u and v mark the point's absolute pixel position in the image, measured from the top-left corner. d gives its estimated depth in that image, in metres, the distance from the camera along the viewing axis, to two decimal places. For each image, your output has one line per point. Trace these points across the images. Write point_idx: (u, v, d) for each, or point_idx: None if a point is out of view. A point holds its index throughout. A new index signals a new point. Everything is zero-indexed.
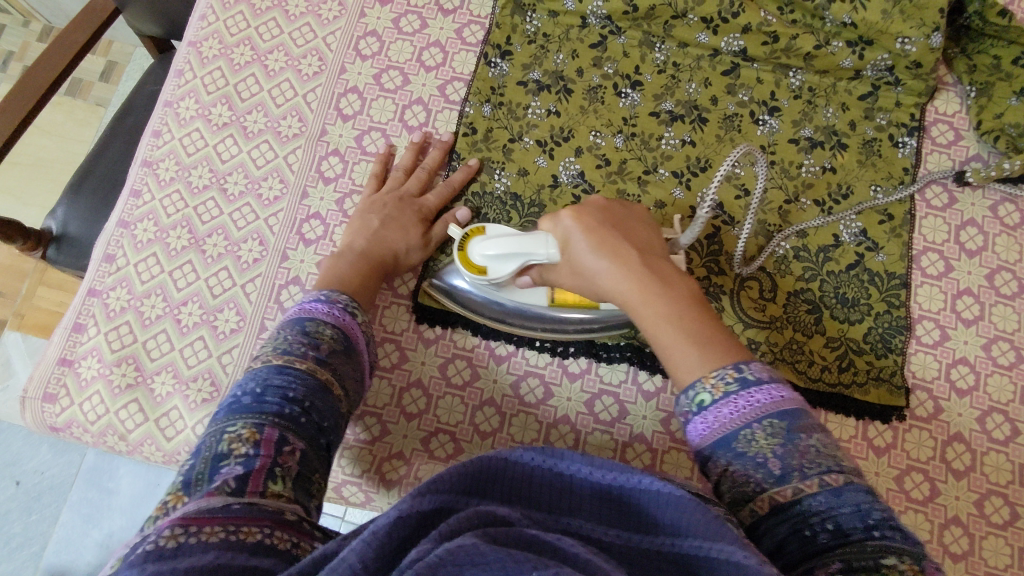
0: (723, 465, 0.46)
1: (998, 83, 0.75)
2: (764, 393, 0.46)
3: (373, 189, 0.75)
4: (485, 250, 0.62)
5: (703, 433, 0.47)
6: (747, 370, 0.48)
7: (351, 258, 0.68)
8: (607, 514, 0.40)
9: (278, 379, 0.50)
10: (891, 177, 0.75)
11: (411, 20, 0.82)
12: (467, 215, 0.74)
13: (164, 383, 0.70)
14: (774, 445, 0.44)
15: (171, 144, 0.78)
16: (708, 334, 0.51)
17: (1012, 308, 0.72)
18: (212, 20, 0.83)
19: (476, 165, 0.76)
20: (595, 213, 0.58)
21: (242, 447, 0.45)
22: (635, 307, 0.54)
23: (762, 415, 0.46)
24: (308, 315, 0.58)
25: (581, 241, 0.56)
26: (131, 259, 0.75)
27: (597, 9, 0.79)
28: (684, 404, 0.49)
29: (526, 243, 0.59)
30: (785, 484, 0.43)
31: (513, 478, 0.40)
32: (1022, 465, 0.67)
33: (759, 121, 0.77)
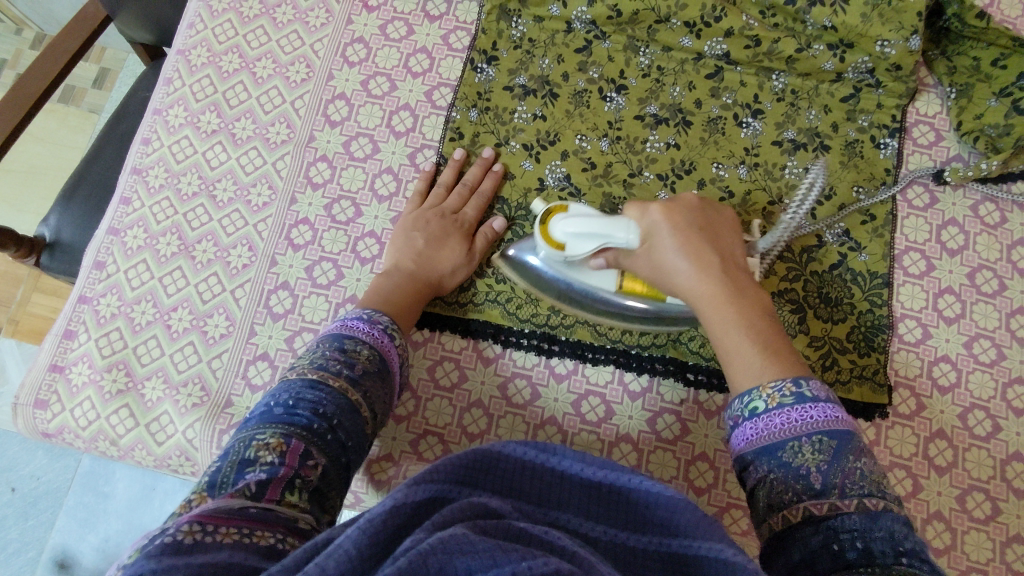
0: (764, 473, 0.48)
1: (978, 85, 0.76)
2: (818, 410, 0.48)
3: (415, 207, 0.75)
4: (566, 230, 0.62)
5: (751, 438, 0.50)
6: (806, 386, 0.49)
7: (398, 281, 0.69)
8: (597, 511, 0.43)
9: (312, 394, 0.50)
10: (873, 178, 0.76)
11: (398, 27, 0.83)
12: (504, 225, 0.75)
13: (154, 388, 0.71)
14: (819, 461, 0.46)
15: (161, 151, 0.79)
16: (775, 348, 0.53)
17: (992, 306, 0.73)
18: (200, 28, 0.83)
19: (501, 170, 0.77)
20: (683, 212, 0.60)
21: (269, 455, 0.45)
22: (707, 311, 0.56)
23: (812, 430, 0.47)
24: (347, 331, 0.59)
25: (663, 238, 0.59)
26: (121, 265, 0.75)
27: (581, 15, 0.80)
28: (736, 409, 0.52)
29: (608, 226, 0.60)
30: (825, 499, 0.45)
31: (506, 471, 0.44)
32: (1003, 461, 0.68)
33: (743, 124, 0.78)
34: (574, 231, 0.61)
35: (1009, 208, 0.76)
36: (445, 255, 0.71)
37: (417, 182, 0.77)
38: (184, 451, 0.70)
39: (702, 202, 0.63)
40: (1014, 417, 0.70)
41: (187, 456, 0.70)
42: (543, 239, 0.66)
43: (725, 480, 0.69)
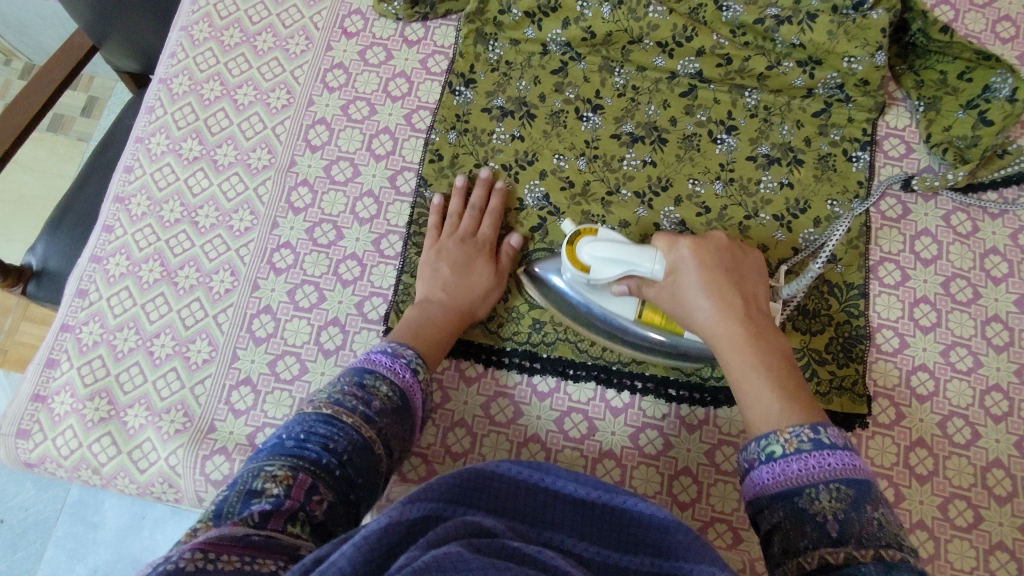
0: (780, 518, 0.48)
1: (945, 97, 0.78)
2: (836, 458, 0.48)
3: (433, 237, 0.76)
4: (594, 253, 0.64)
5: (768, 481, 0.50)
6: (824, 433, 0.50)
7: (435, 314, 0.69)
8: (589, 532, 0.44)
9: (324, 430, 0.50)
10: (846, 191, 0.77)
11: (377, 52, 0.84)
12: (522, 241, 0.76)
13: (137, 415, 0.71)
14: (837, 508, 0.45)
15: (143, 179, 0.80)
16: (791, 391, 0.55)
17: (967, 314, 0.74)
18: (181, 57, 0.84)
19: (504, 187, 0.78)
20: (713, 255, 0.63)
21: (276, 487, 0.45)
22: (728, 352, 0.59)
23: (829, 476, 0.47)
24: (370, 366, 0.60)
25: (689, 281, 0.62)
26: (103, 293, 0.75)
27: (556, 37, 0.81)
28: (753, 452, 0.52)
29: (636, 254, 0.63)
30: (842, 547, 0.43)
31: (498, 490, 0.45)
32: (984, 468, 0.69)
33: (718, 140, 0.79)
34: (603, 253, 0.63)
35: (980, 218, 0.77)
36: (477, 278, 0.73)
37: (428, 213, 0.77)
38: (167, 478, 0.70)
39: (734, 246, 0.66)
40: (992, 424, 0.70)
41: (170, 482, 0.70)
42: (568, 260, 0.66)
43: (708, 493, 0.69)
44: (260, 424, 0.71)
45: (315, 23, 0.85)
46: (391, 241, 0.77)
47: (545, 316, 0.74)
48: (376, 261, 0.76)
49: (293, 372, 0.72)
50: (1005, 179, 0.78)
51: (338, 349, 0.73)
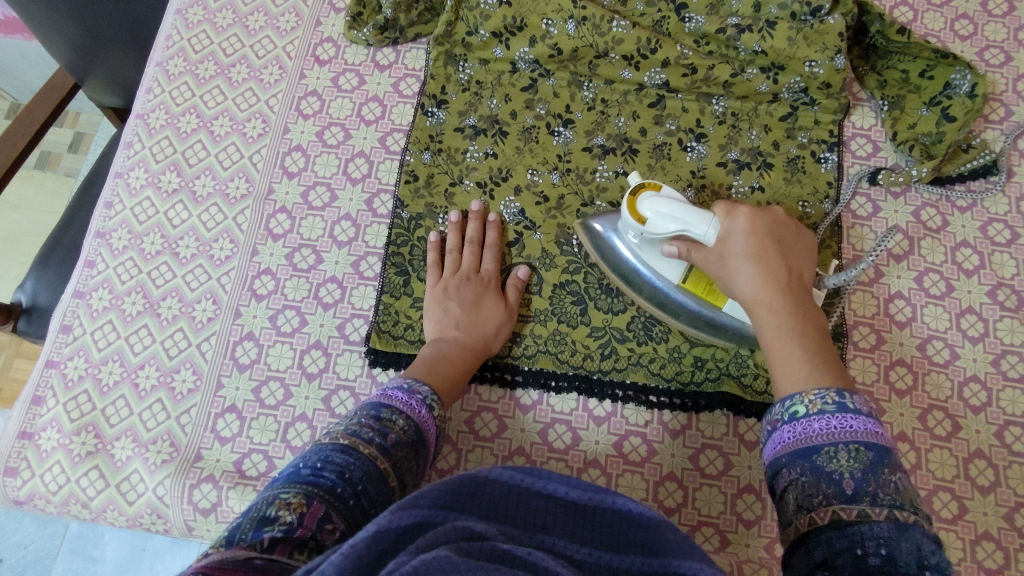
0: (797, 475, 0.48)
1: (908, 95, 0.80)
2: (859, 421, 0.48)
3: (438, 277, 0.76)
4: (656, 208, 0.66)
5: (789, 440, 0.50)
6: (849, 398, 0.49)
7: (450, 353, 0.70)
8: (581, 534, 0.45)
9: (340, 459, 0.51)
10: (817, 192, 0.78)
11: (350, 78, 0.85)
12: (528, 273, 0.76)
13: (124, 448, 0.71)
14: (853, 468, 0.46)
15: (123, 214, 0.81)
16: (824, 360, 0.54)
17: (942, 307, 0.75)
18: (158, 92, 0.86)
19: (497, 219, 0.78)
20: (764, 225, 0.63)
21: (288, 514, 0.44)
22: (764, 317, 0.59)
23: (848, 437, 0.47)
24: (386, 401, 0.60)
25: (734, 250, 0.62)
26: (87, 327, 0.76)
27: (524, 55, 0.83)
28: (777, 413, 0.52)
29: (695, 216, 0.64)
30: (855, 505, 0.44)
31: (492, 494, 0.46)
32: (966, 459, 0.69)
33: (688, 148, 0.80)
34: (665, 207, 0.66)
35: (949, 212, 0.78)
36: (484, 314, 0.73)
37: (428, 254, 0.78)
38: (155, 509, 0.70)
39: (789, 222, 0.66)
40: (972, 415, 0.71)
41: (158, 513, 0.70)
42: (626, 211, 0.68)
43: (694, 498, 0.69)
44: (246, 449, 0.71)
45: (288, 53, 0.87)
46: (369, 263, 0.78)
47: (525, 329, 0.75)
48: (356, 283, 0.77)
49: (278, 397, 0.73)
50: (971, 173, 0.79)
51: (322, 372, 0.74)
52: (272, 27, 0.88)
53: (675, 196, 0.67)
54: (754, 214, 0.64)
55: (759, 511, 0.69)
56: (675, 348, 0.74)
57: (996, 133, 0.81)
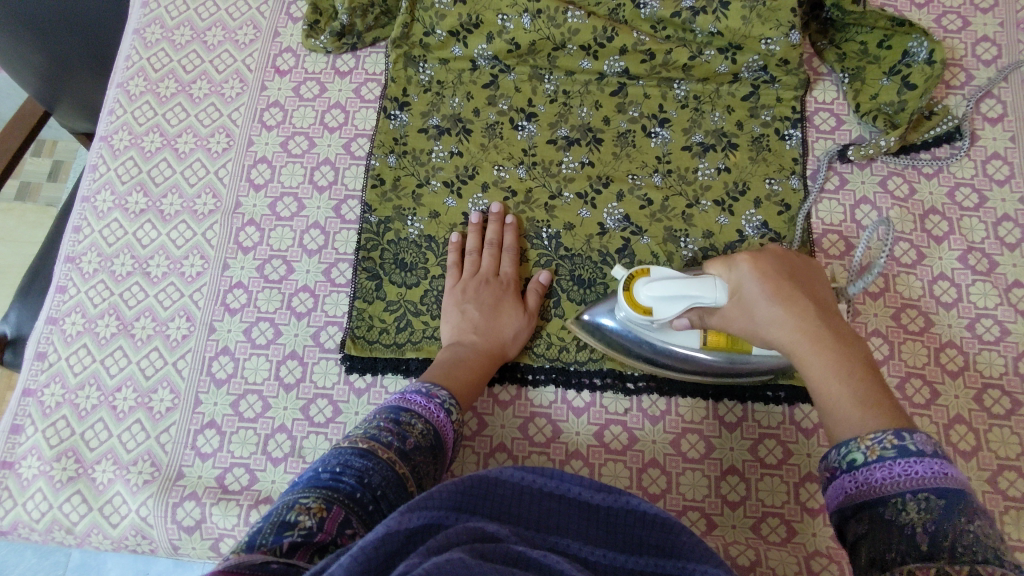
0: (866, 528, 0.45)
1: (868, 67, 0.80)
2: (924, 466, 0.44)
3: (457, 278, 0.75)
4: (651, 293, 0.63)
5: (853, 492, 0.47)
6: (909, 439, 0.46)
7: (467, 357, 0.69)
8: (594, 534, 0.44)
9: (360, 463, 0.50)
10: (783, 169, 0.78)
11: (311, 87, 0.85)
12: (549, 278, 0.76)
13: (105, 471, 0.71)
14: (925, 520, 0.42)
15: (92, 237, 0.81)
16: (875, 394, 0.51)
17: (914, 275, 0.75)
18: (120, 113, 0.86)
19: (515, 221, 0.78)
20: (773, 263, 0.61)
21: (308, 519, 0.43)
22: (805, 361, 0.55)
23: (917, 486, 0.44)
24: (404, 405, 0.59)
25: (752, 298, 0.59)
26: (62, 353, 0.76)
27: (483, 52, 0.83)
28: (833, 460, 0.49)
29: (693, 288, 0.60)
30: (932, 561, 0.40)
31: (505, 496, 0.44)
32: (947, 425, 0.69)
33: (652, 134, 0.80)
34: (659, 296, 0.62)
35: (916, 179, 0.78)
36: (505, 319, 0.72)
37: (448, 255, 0.77)
38: (139, 530, 0.70)
39: (793, 254, 0.63)
40: (950, 380, 0.71)
41: (143, 534, 0.70)
42: (628, 305, 0.65)
43: (678, 482, 0.69)
44: (227, 464, 0.71)
45: (248, 65, 0.87)
46: (341, 269, 0.78)
47: None
48: (328, 290, 0.77)
49: (256, 410, 0.73)
50: (936, 139, 0.79)
51: (299, 382, 0.74)
52: (230, 40, 0.88)
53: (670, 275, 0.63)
54: (759, 254, 0.61)
55: (743, 492, 0.69)
56: None
57: (958, 98, 0.81)
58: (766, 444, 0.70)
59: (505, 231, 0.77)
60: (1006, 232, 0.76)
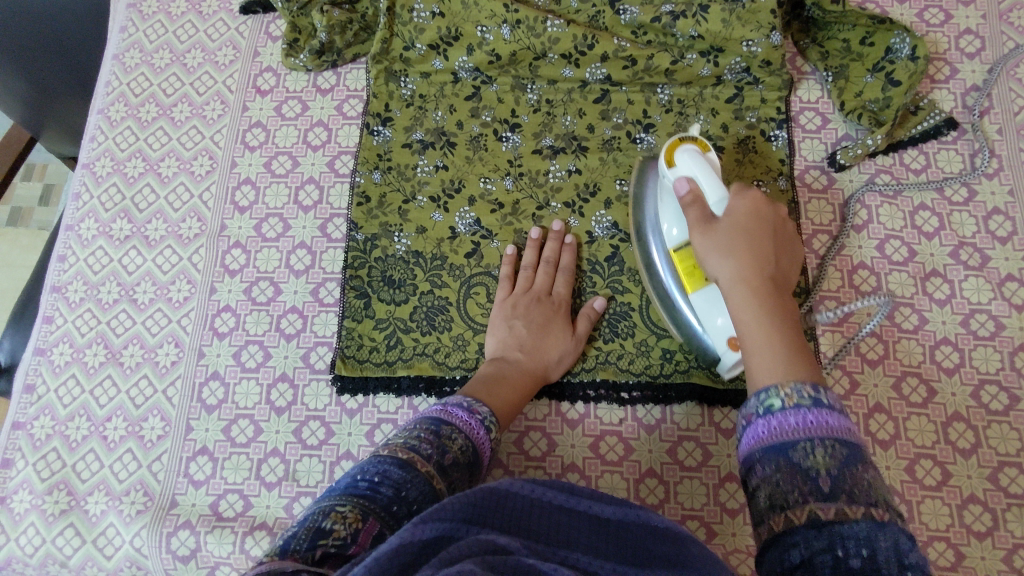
0: (771, 471, 0.43)
1: (851, 64, 0.79)
2: (835, 417, 0.43)
3: (508, 292, 0.74)
4: (688, 158, 0.64)
5: (764, 436, 0.45)
6: (824, 394, 0.45)
7: (511, 374, 0.68)
8: (606, 549, 0.42)
9: (399, 474, 0.48)
10: (770, 170, 0.77)
11: (293, 105, 0.85)
12: (604, 304, 0.74)
13: (97, 502, 0.70)
14: (829, 465, 0.41)
15: (77, 265, 0.80)
16: (801, 356, 0.50)
17: (906, 273, 0.74)
18: (101, 139, 0.85)
19: (575, 242, 0.76)
20: (768, 216, 0.59)
21: (342, 530, 0.43)
22: (742, 307, 0.54)
23: (825, 432, 0.42)
24: (447, 417, 0.58)
25: (721, 235, 0.58)
26: (50, 384, 0.75)
27: (463, 64, 0.82)
28: (752, 407, 0.47)
29: (710, 179, 0.62)
30: (832, 503, 0.40)
31: (515, 509, 0.43)
32: (944, 423, 0.69)
33: (637, 140, 0.80)
34: (690, 165, 0.63)
35: (904, 176, 0.78)
36: (553, 341, 0.71)
37: (502, 267, 0.76)
38: (134, 561, 0.69)
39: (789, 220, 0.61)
40: (946, 377, 0.70)
41: (138, 565, 0.69)
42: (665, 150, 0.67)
43: (676, 492, 0.69)
44: (221, 491, 0.70)
45: (228, 86, 0.86)
46: (328, 289, 0.77)
47: None
48: (317, 310, 0.77)
49: (248, 434, 0.72)
50: (924, 134, 0.78)
51: (290, 405, 0.73)
52: (210, 62, 0.87)
53: (713, 162, 0.64)
54: (762, 202, 0.59)
55: (742, 499, 0.68)
56: (642, 342, 0.73)
57: (943, 92, 0.80)
58: None
59: (563, 250, 0.76)
60: (996, 225, 0.75)
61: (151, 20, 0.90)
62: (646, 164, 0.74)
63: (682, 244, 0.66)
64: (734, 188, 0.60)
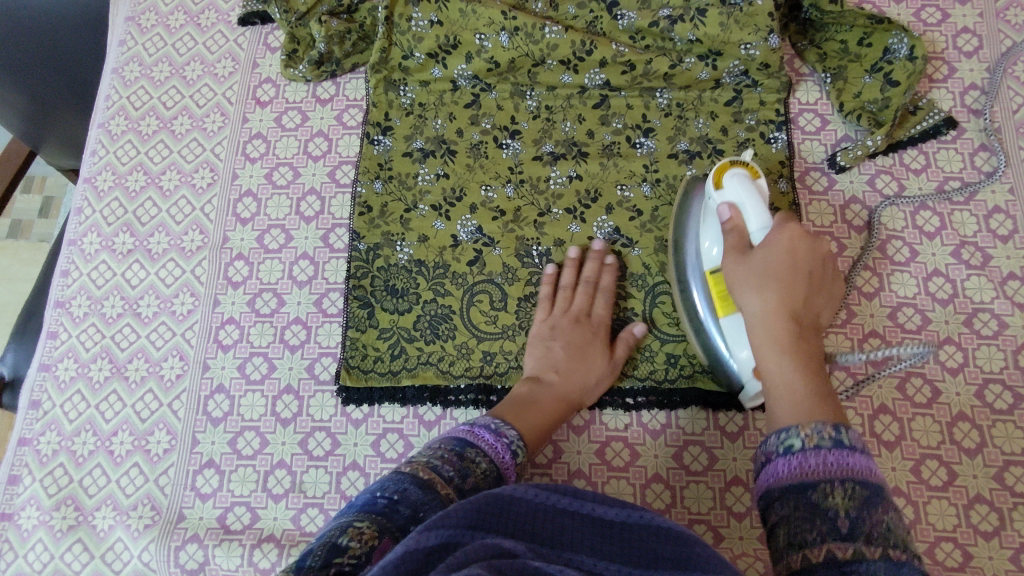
0: (789, 510, 0.44)
1: (850, 65, 0.79)
2: (856, 460, 0.45)
3: (545, 313, 0.74)
4: (735, 184, 0.63)
5: (784, 474, 0.46)
6: (846, 433, 0.46)
7: (545, 398, 0.68)
8: (609, 550, 0.43)
9: (417, 495, 0.49)
10: (771, 173, 0.77)
11: (292, 116, 0.85)
12: (644, 330, 0.73)
13: (105, 517, 0.71)
14: (848, 506, 0.42)
15: (80, 280, 0.80)
16: (823, 400, 0.51)
17: (908, 273, 0.74)
18: (102, 154, 0.85)
19: (615, 262, 0.75)
20: (807, 251, 0.58)
21: (360, 547, 0.43)
22: (767, 345, 0.55)
23: (845, 474, 0.44)
24: (472, 440, 0.59)
25: (757, 271, 0.57)
26: (56, 400, 0.75)
27: (462, 72, 0.82)
28: (771, 444, 0.49)
29: (754, 211, 0.61)
30: (851, 542, 0.41)
31: (519, 513, 0.43)
32: (950, 423, 0.69)
33: (637, 145, 0.80)
34: (738, 188, 0.63)
35: (904, 176, 0.78)
36: (589, 364, 0.70)
37: (541, 285, 0.76)
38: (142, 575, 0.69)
39: (828, 256, 0.60)
40: (950, 377, 0.70)
41: None
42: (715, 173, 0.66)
43: (682, 497, 0.69)
44: (229, 503, 0.71)
45: (228, 98, 0.86)
46: (332, 299, 0.77)
47: (495, 346, 0.74)
48: (321, 321, 0.77)
49: (254, 446, 0.72)
50: (923, 134, 0.78)
51: (296, 416, 0.73)
52: (209, 74, 0.88)
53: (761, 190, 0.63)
54: (801, 237, 0.58)
55: (749, 503, 0.68)
56: (646, 347, 0.73)
57: (942, 91, 0.80)
58: None
59: (604, 271, 0.75)
60: (997, 224, 0.75)
61: (149, 33, 0.90)
62: (693, 181, 0.73)
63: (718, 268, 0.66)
64: (776, 220, 0.59)
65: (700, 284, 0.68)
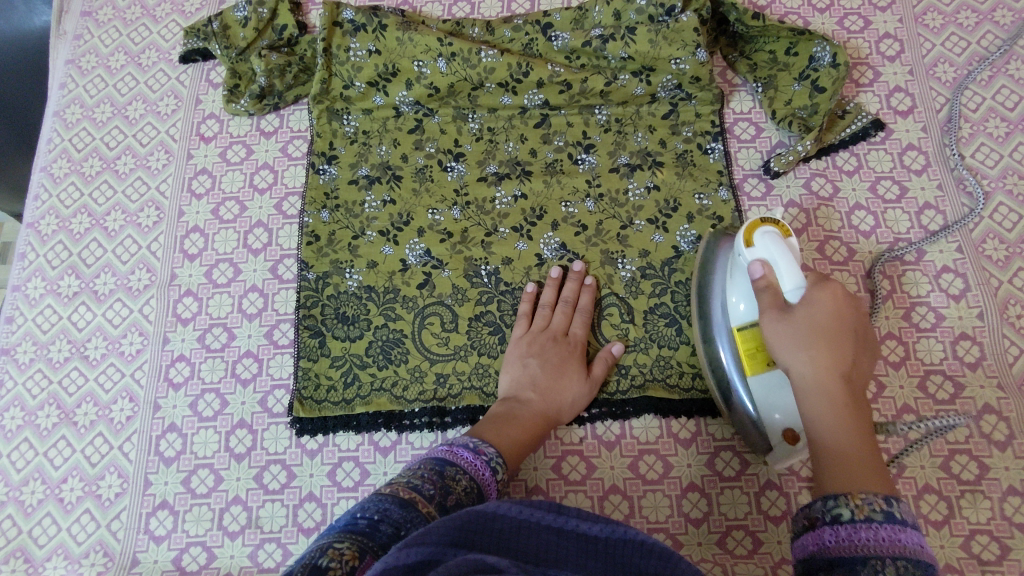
0: None
1: (779, 74, 0.82)
2: (908, 536, 0.42)
3: (525, 329, 0.74)
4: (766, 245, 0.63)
5: (832, 544, 0.44)
6: (897, 506, 0.44)
7: (521, 414, 0.67)
8: (592, 566, 0.41)
9: (399, 513, 0.48)
10: (710, 181, 0.79)
11: (237, 150, 0.85)
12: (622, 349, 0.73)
13: (56, 567, 0.69)
14: None
15: (26, 326, 0.79)
16: (874, 459, 0.49)
17: (847, 272, 0.76)
18: (45, 198, 0.85)
19: (594, 283, 0.76)
20: (848, 314, 0.57)
21: (341, 569, 0.42)
22: (817, 407, 0.53)
23: (896, 551, 0.42)
24: (452, 458, 0.58)
25: (802, 330, 0.56)
26: (3, 450, 0.74)
27: (404, 98, 0.84)
28: (816, 510, 0.46)
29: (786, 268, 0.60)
30: None
31: (501, 530, 0.42)
32: (895, 417, 0.70)
33: (579, 161, 0.81)
34: (769, 247, 0.62)
35: (838, 177, 0.80)
36: (568, 384, 0.70)
37: (520, 304, 0.76)
38: None
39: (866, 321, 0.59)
40: (893, 371, 0.72)
41: None
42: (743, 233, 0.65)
43: (640, 506, 0.69)
44: (184, 544, 0.70)
45: (172, 135, 0.86)
46: (283, 330, 0.77)
47: (447, 368, 0.74)
48: (272, 353, 0.76)
49: (209, 484, 0.72)
50: (852, 137, 0.80)
51: (250, 450, 0.73)
52: (152, 112, 0.88)
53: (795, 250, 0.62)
54: (842, 297, 0.58)
55: (705, 508, 0.69)
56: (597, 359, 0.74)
57: (869, 95, 0.83)
58: (723, 457, 0.70)
59: (582, 291, 0.75)
60: (928, 220, 0.77)
61: (90, 75, 0.90)
62: (716, 240, 0.73)
63: (749, 324, 0.65)
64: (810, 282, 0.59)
65: (725, 342, 0.67)
